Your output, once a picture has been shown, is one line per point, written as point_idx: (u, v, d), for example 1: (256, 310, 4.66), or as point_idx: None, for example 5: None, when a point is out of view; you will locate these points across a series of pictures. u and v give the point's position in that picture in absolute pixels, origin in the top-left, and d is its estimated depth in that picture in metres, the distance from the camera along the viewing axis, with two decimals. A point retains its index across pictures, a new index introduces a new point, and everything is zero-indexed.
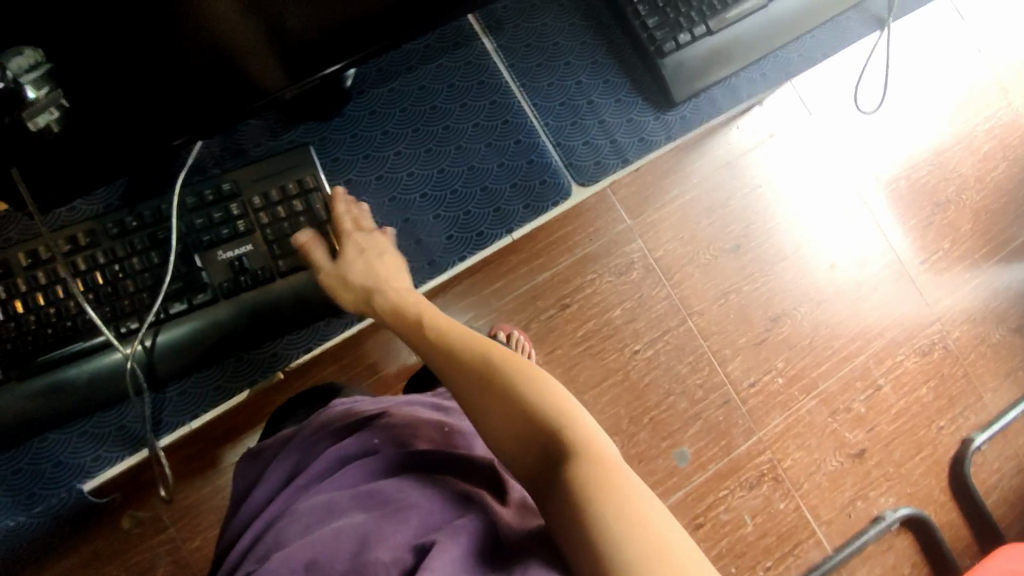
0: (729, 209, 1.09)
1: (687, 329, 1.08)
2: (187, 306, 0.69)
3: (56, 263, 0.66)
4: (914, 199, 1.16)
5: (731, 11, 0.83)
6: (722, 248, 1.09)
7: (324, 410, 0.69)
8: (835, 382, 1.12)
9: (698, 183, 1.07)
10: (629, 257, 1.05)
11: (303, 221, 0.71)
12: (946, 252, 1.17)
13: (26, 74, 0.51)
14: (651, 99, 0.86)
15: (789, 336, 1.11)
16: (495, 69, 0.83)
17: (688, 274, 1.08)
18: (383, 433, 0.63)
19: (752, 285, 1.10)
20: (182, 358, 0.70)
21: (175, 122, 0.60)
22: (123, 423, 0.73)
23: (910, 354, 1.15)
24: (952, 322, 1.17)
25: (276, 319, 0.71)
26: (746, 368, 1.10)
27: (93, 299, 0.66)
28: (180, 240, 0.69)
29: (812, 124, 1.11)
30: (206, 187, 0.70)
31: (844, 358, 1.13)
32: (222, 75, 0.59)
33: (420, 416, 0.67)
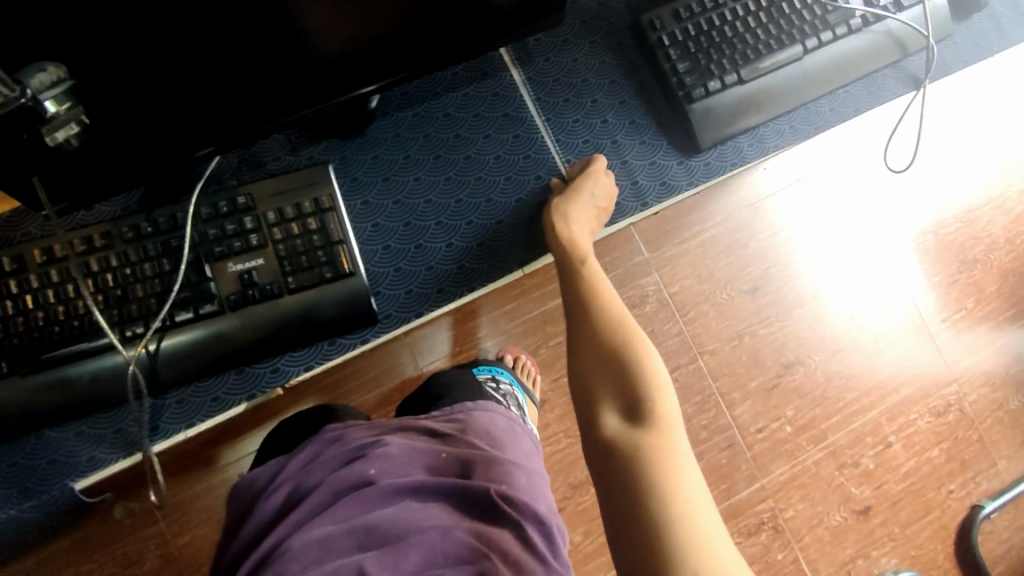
0: (750, 251, 1.07)
1: (697, 368, 1.06)
2: (193, 315, 0.69)
3: (69, 262, 0.67)
4: (941, 255, 1.13)
5: (763, 62, 0.83)
6: (739, 289, 1.07)
7: (321, 435, 0.66)
8: (844, 436, 1.10)
9: (721, 222, 1.06)
10: (644, 290, 1.04)
11: (316, 238, 0.71)
12: (969, 311, 1.14)
13: (47, 90, 0.49)
14: (676, 143, 0.85)
15: (801, 384, 1.09)
16: (521, 102, 0.83)
17: (702, 312, 1.06)
18: (380, 463, 0.60)
19: (767, 329, 1.08)
20: (182, 363, 0.71)
21: (200, 127, 0.61)
22: (121, 426, 0.73)
23: (924, 414, 1.12)
24: (970, 385, 1.13)
25: (284, 335, 0.72)
26: (754, 412, 1.08)
27: (103, 301, 0.67)
28: (191, 250, 0.69)
29: (840, 175, 1.09)
30: (222, 198, 0.70)
31: (856, 412, 1.10)
32: (249, 84, 0.59)
33: (417, 442, 0.64)
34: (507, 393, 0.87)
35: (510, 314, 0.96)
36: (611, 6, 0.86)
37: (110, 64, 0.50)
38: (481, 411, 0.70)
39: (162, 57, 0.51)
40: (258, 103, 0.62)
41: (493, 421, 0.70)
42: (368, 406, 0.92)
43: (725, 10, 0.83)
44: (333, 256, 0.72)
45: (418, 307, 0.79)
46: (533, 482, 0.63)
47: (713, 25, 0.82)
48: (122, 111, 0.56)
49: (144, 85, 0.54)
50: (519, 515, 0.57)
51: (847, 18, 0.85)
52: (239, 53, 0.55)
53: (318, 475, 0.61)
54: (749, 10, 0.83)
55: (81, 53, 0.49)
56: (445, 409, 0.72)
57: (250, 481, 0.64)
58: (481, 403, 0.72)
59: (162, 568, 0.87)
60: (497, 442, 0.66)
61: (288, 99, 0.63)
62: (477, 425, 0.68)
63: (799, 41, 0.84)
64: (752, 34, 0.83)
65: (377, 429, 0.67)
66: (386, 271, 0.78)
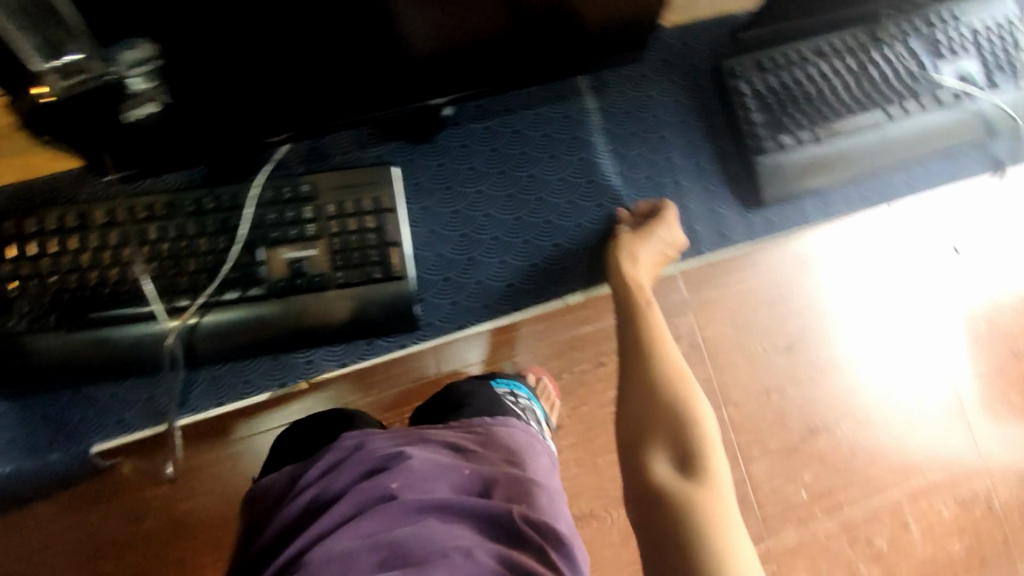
0: (792, 306, 1.04)
1: (719, 418, 1.04)
2: (239, 296, 0.70)
3: (128, 227, 0.68)
4: (992, 342, 1.09)
5: (842, 124, 0.81)
6: (774, 344, 1.05)
7: (341, 442, 0.65)
8: (862, 510, 1.06)
9: (764, 273, 1.04)
10: (677, 329, 1.03)
11: (369, 238, 0.71)
12: (1012, 404, 1.09)
13: (137, 67, 0.48)
14: (739, 194, 0.83)
15: (824, 450, 1.05)
16: (591, 129, 0.82)
17: (733, 361, 1.04)
18: (404, 478, 0.58)
19: (797, 389, 1.05)
20: (222, 342, 0.72)
21: (273, 110, 0.61)
22: (153, 394, 0.74)
23: (948, 501, 1.07)
24: (1002, 480, 1.08)
25: (326, 328, 0.72)
26: (771, 472, 1.05)
27: (155, 271, 0.68)
28: (249, 231, 0.70)
29: (901, 245, 1.06)
30: (286, 184, 0.71)
31: (876, 488, 1.06)
32: (326, 76, 0.58)
33: (439, 456, 0.62)
34: (527, 408, 0.84)
35: (540, 333, 0.95)
36: (694, 48, 0.85)
37: (206, 51, 0.50)
38: (502, 429, 0.69)
39: (256, 50, 0.52)
40: (337, 84, 0.60)
41: (513, 436, 0.68)
42: (385, 404, 0.92)
43: (812, 66, 0.80)
44: (384, 257, 0.72)
45: (459, 320, 0.78)
46: (554, 502, 0.61)
47: (798, 80, 0.80)
48: (207, 98, 0.56)
49: (234, 72, 0.54)
50: (541, 539, 0.56)
51: (935, 90, 0.83)
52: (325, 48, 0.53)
53: (342, 483, 0.60)
54: (836, 68, 0.81)
55: (182, 41, 0.48)
56: (464, 422, 0.70)
57: (266, 488, 0.65)
58: (503, 419, 0.71)
59: (161, 529, 0.88)
60: (518, 460, 0.65)
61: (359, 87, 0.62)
62: (498, 443, 0.67)
63: (881, 106, 0.82)
64: (835, 95, 0.81)
65: (402, 438, 0.65)
66: (434, 280, 0.77)
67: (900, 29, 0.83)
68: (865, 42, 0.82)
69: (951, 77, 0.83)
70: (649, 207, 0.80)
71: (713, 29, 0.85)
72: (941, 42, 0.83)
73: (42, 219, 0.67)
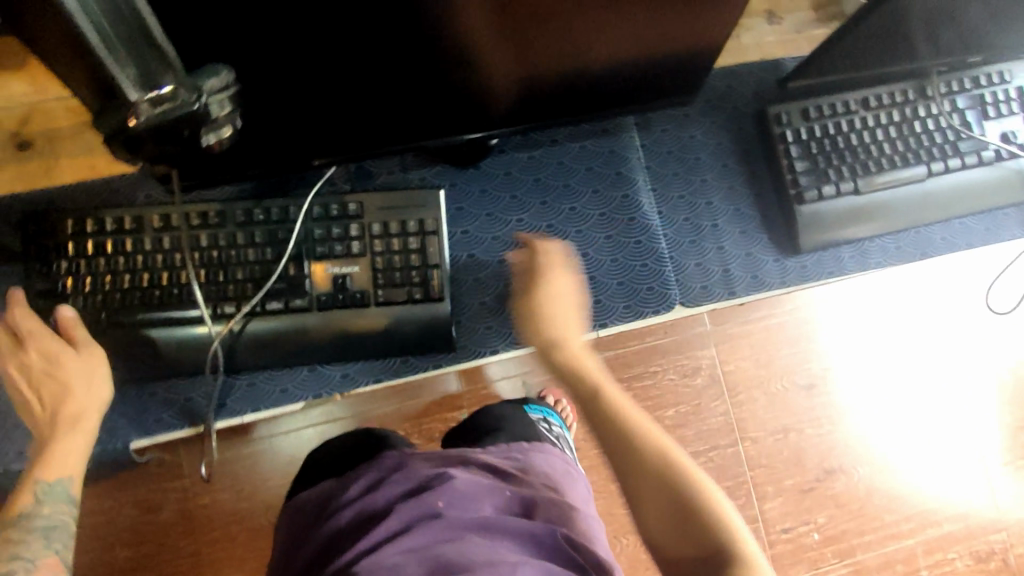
0: (814, 346, 1.05)
1: (735, 452, 1.04)
2: (283, 306, 0.72)
3: (181, 233, 0.70)
4: (1017, 396, 1.08)
5: (883, 177, 0.82)
6: (795, 381, 1.05)
7: (378, 461, 0.68)
8: (874, 557, 1.05)
9: (790, 311, 1.04)
10: (698, 361, 1.03)
11: (413, 259, 0.73)
12: None
13: (218, 95, 0.48)
14: (777, 241, 0.84)
15: (839, 494, 1.05)
16: (634, 165, 0.83)
17: (752, 397, 1.04)
18: (448, 496, 0.60)
19: (815, 430, 1.05)
20: (262, 350, 0.74)
21: (327, 124, 0.63)
22: (192, 396, 0.77)
23: (963, 555, 1.06)
24: (1019, 537, 1.06)
25: (363, 343, 0.75)
26: (784, 511, 1.04)
27: (204, 277, 0.70)
28: (296, 244, 0.72)
29: (930, 296, 1.05)
30: (333, 201, 0.73)
31: (890, 535, 1.05)
32: (378, 91, 0.59)
33: (481, 478, 0.64)
34: (560, 436, 0.86)
35: None
36: (738, 92, 0.86)
37: (275, 75, 0.52)
38: (533, 457, 0.72)
39: (322, 71, 0.54)
40: (391, 102, 0.61)
41: (549, 463, 0.72)
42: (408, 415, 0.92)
43: (856, 117, 0.81)
44: (425, 278, 0.73)
45: (491, 345, 0.79)
46: (591, 527, 0.63)
47: (841, 130, 0.81)
48: (271, 115, 0.59)
49: (298, 93, 0.56)
50: (584, 560, 0.57)
51: (979, 148, 0.83)
52: (377, 63, 0.54)
53: (384, 499, 0.62)
54: (880, 121, 0.82)
55: (252, 66, 0.50)
56: (501, 446, 0.73)
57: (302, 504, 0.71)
58: (538, 445, 0.74)
59: (179, 521, 0.90)
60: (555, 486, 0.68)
61: (411, 104, 0.63)
62: (535, 469, 0.70)
63: (925, 163, 0.83)
64: (878, 147, 0.82)
65: (440, 458, 0.68)
66: (472, 303, 0.79)
67: (947, 86, 0.83)
68: (915, 97, 0.83)
69: (995, 135, 0.84)
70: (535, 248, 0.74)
71: (760, 74, 0.87)
72: (987, 100, 0.84)
73: (100, 219, 0.69)
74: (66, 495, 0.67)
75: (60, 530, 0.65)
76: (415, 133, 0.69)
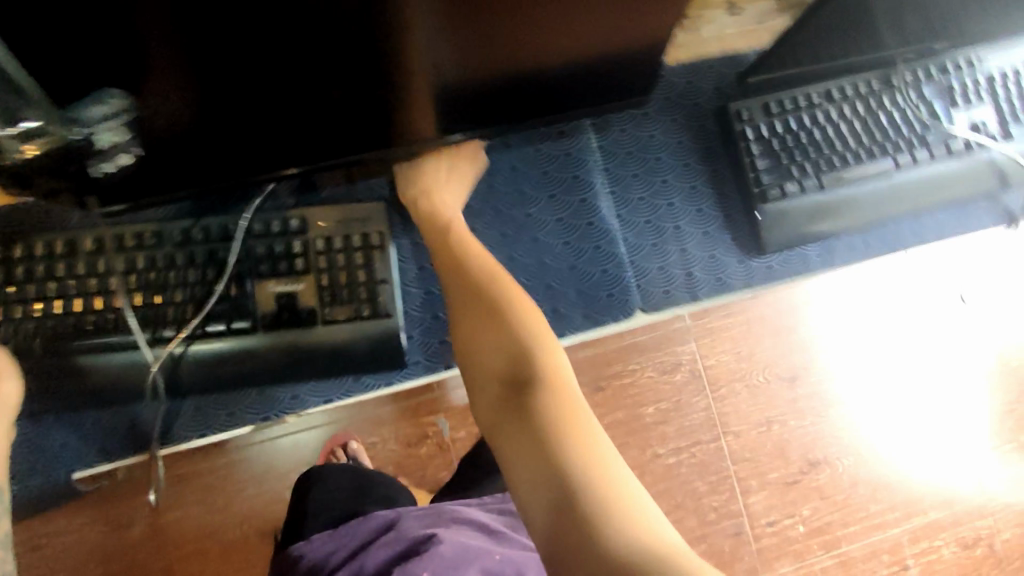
0: (797, 336, 1.02)
1: (717, 448, 1.00)
2: (224, 328, 0.70)
3: (115, 256, 0.67)
4: (1004, 381, 1.05)
5: (847, 172, 0.80)
6: (777, 373, 1.01)
7: (371, 520, 0.71)
8: (860, 548, 1.02)
9: (773, 301, 1.01)
10: (678, 356, 1.00)
11: (359, 275, 0.71)
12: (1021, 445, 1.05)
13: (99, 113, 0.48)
14: (741, 241, 0.81)
15: (823, 485, 1.02)
16: (591, 167, 0.81)
17: (734, 391, 1.01)
18: (434, 563, 0.59)
19: (799, 421, 1.02)
20: (206, 372, 0.72)
21: (249, 127, 0.57)
22: (136, 421, 0.74)
23: (950, 542, 1.03)
24: (1007, 522, 1.04)
25: (311, 361, 0.72)
26: (768, 505, 1.01)
27: (141, 301, 0.68)
28: (236, 264, 0.70)
29: (906, 286, 1.03)
30: (274, 217, 0.71)
31: (876, 524, 1.02)
32: (303, 93, 0.53)
33: (468, 541, 0.64)
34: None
35: None
36: (700, 87, 0.84)
37: (184, 96, 0.50)
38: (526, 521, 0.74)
39: (234, 92, 0.51)
40: (319, 106, 0.57)
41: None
42: (384, 421, 0.88)
43: (818, 111, 0.79)
44: (373, 294, 0.72)
45: (445, 359, 0.78)
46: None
47: (803, 125, 0.79)
48: (195, 134, 0.56)
49: (214, 112, 0.53)
50: None
51: (947, 140, 0.81)
52: (297, 67, 0.49)
53: (373, 563, 0.64)
54: (844, 115, 0.80)
55: (151, 92, 0.48)
56: (495, 498, 0.76)
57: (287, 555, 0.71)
58: None
59: (146, 541, 0.83)
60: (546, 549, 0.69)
61: (342, 105, 0.58)
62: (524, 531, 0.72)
63: (891, 155, 0.80)
64: (842, 142, 0.79)
65: (431, 517, 0.69)
66: (424, 316, 0.78)
67: (914, 74, 0.80)
68: (880, 88, 0.80)
69: (964, 126, 0.81)
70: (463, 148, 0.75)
71: (720, 69, 0.84)
72: (956, 89, 0.81)
73: (30, 243, 0.66)
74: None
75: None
76: (358, 145, 0.67)
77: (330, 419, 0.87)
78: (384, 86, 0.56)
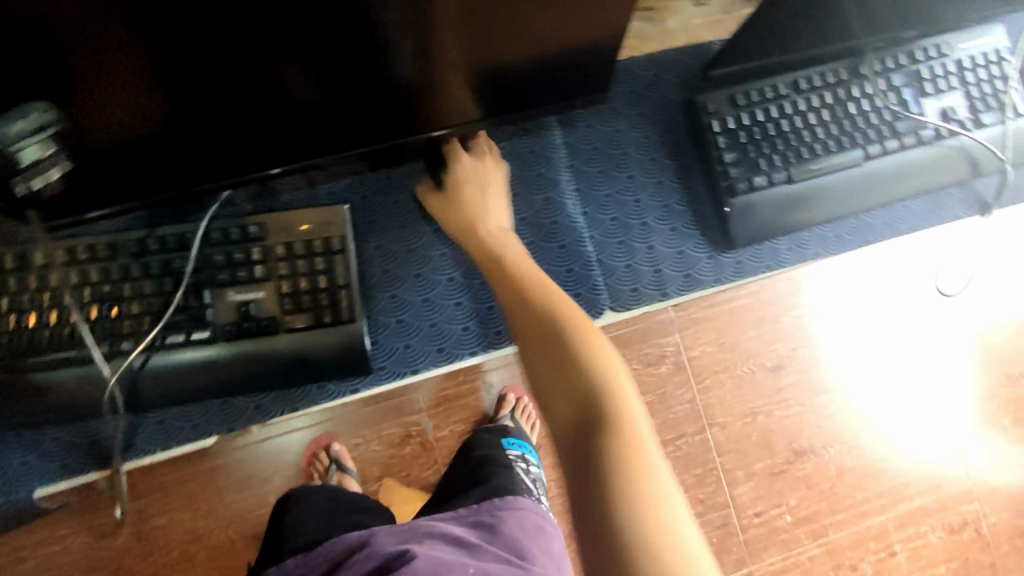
0: (781, 326, 0.99)
1: (703, 440, 0.98)
2: (184, 339, 0.68)
3: (69, 268, 0.66)
4: (988, 364, 1.04)
5: (817, 163, 0.78)
6: (761, 363, 0.99)
7: (342, 539, 0.67)
8: (847, 535, 1.01)
9: (757, 291, 0.99)
10: (661, 348, 0.97)
11: (320, 282, 0.70)
12: (1005, 429, 1.04)
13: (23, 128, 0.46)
14: (709, 236, 0.81)
15: (810, 474, 1.00)
16: (557, 165, 0.81)
17: (718, 382, 0.99)
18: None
19: (785, 411, 1.00)
20: (166, 384, 0.71)
21: (195, 129, 0.55)
22: (96, 438, 0.75)
23: (937, 527, 1.02)
24: (992, 506, 1.03)
25: (275, 370, 0.71)
26: (755, 496, 1.00)
27: (96, 314, 0.67)
28: (194, 273, 0.68)
29: (886, 274, 1.01)
30: (232, 225, 0.69)
31: (863, 512, 1.01)
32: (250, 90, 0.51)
33: (443, 554, 0.60)
34: (536, 479, 0.85)
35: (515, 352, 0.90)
36: (666, 80, 0.83)
37: (121, 109, 0.49)
38: (511, 518, 0.70)
39: (172, 103, 0.50)
40: (267, 105, 0.55)
41: (520, 523, 0.69)
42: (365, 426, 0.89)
43: (786, 102, 0.78)
44: (334, 301, 0.70)
45: (413, 364, 0.77)
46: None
47: (771, 117, 0.78)
48: (142, 146, 0.56)
49: (157, 124, 0.53)
50: None
51: (917, 128, 0.80)
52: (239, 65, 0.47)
53: None
54: (812, 105, 0.78)
55: (80, 100, 0.46)
56: (471, 509, 0.71)
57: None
58: (512, 500, 0.72)
59: (132, 546, 0.83)
60: (526, 556, 0.65)
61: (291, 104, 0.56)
62: (502, 537, 0.67)
63: (861, 145, 0.79)
64: (811, 132, 0.78)
65: (405, 532, 0.65)
66: (388, 321, 0.77)
67: (881, 63, 0.80)
68: (848, 77, 0.79)
69: (933, 114, 0.80)
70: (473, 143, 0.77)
71: (686, 61, 0.83)
72: (924, 76, 0.80)
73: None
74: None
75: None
76: (314, 148, 0.66)
77: (314, 421, 0.86)
78: (327, 81, 0.54)
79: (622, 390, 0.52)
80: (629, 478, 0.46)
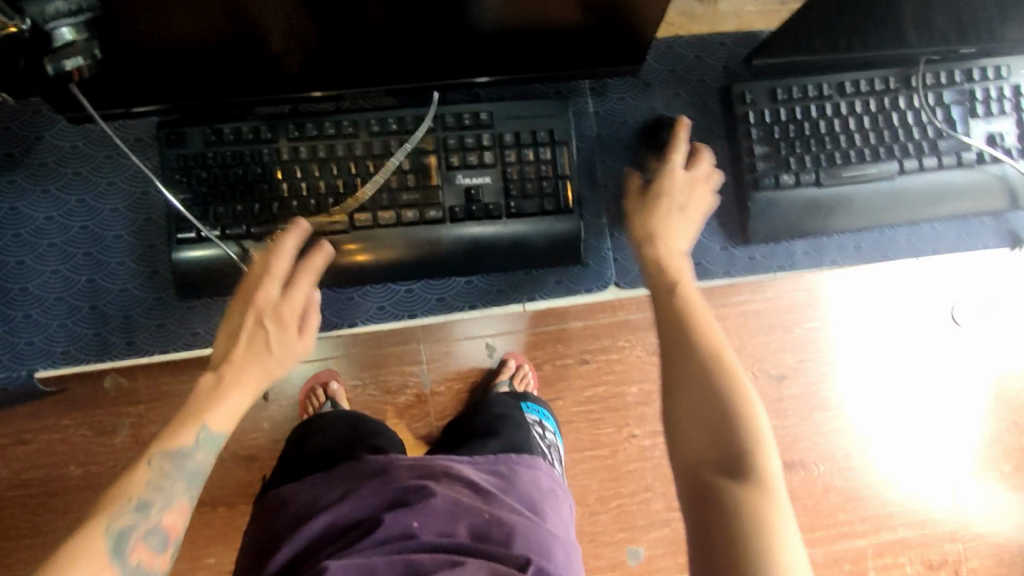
0: (791, 335, 0.97)
1: None
2: (418, 217, 0.72)
3: (263, 146, 0.71)
4: (998, 411, 1.02)
5: (850, 169, 0.76)
6: (766, 371, 0.98)
7: (364, 459, 0.70)
8: (822, 553, 1.00)
9: (772, 298, 0.96)
10: None
11: (545, 171, 0.74)
12: (1004, 477, 1.02)
13: (64, 19, 0.45)
14: (727, 226, 0.81)
15: (796, 487, 1.00)
16: (585, 132, 0.81)
17: None
18: (422, 516, 0.61)
19: (781, 421, 0.99)
20: (380, 255, 0.73)
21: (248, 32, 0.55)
22: (102, 331, 0.76)
23: (915, 561, 1.01)
24: (976, 550, 1.02)
25: (492, 256, 0.75)
26: None
27: (288, 189, 0.71)
28: (430, 153, 0.73)
29: (903, 298, 0.99)
30: (465, 111, 0.73)
31: (843, 534, 1.00)
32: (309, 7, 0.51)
33: (461, 495, 0.64)
34: (552, 445, 0.83)
35: (518, 320, 0.91)
36: (709, 62, 0.82)
37: (168, 15, 0.50)
38: (527, 468, 0.72)
39: (217, 11, 0.51)
40: (321, 25, 0.55)
41: (536, 482, 0.71)
42: (361, 366, 0.90)
43: (828, 102, 0.76)
44: (557, 189, 0.74)
45: (412, 309, 0.80)
46: (569, 560, 0.65)
47: (809, 115, 0.76)
48: (186, 49, 0.57)
49: (209, 28, 0.53)
50: None
51: (959, 149, 0.77)
52: None
53: (363, 507, 0.63)
54: (855, 109, 0.77)
55: None
56: (489, 456, 0.72)
57: (279, 493, 0.69)
58: (528, 458, 0.73)
59: (133, 446, 0.85)
60: (538, 511, 0.68)
61: (344, 27, 0.56)
62: (519, 489, 0.69)
63: (899, 159, 0.77)
64: (848, 137, 0.77)
65: (425, 468, 0.68)
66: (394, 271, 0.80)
67: (934, 77, 0.77)
68: (897, 86, 0.77)
69: (980, 138, 0.77)
70: (661, 119, 0.79)
71: (734, 46, 0.82)
72: (976, 97, 0.77)
73: (219, 129, 0.70)
74: (214, 446, 0.61)
75: (197, 476, 0.59)
76: (344, 77, 0.68)
77: (318, 358, 0.89)
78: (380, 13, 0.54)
79: (761, 442, 0.52)
80: (770, 558, 0.45)
